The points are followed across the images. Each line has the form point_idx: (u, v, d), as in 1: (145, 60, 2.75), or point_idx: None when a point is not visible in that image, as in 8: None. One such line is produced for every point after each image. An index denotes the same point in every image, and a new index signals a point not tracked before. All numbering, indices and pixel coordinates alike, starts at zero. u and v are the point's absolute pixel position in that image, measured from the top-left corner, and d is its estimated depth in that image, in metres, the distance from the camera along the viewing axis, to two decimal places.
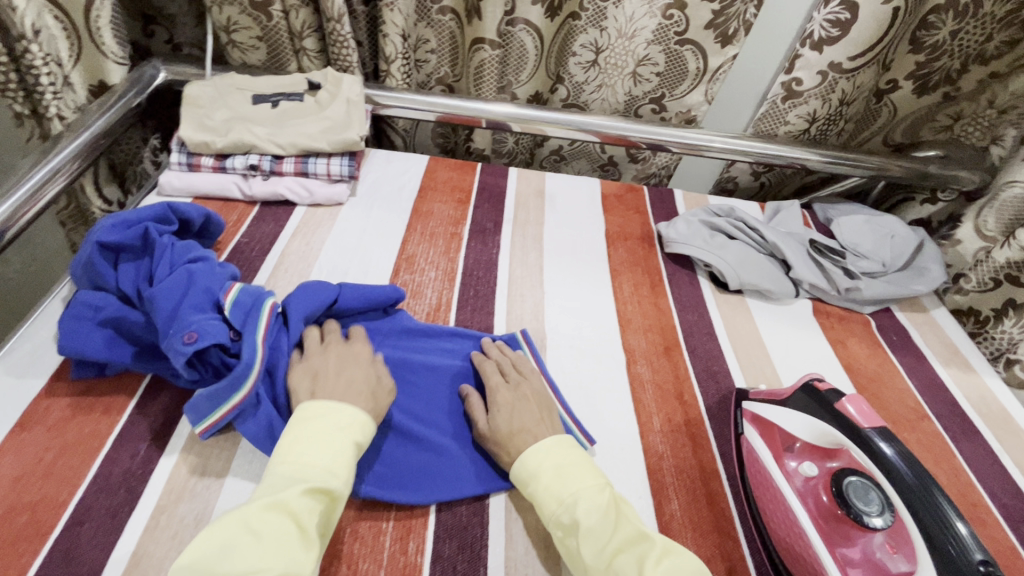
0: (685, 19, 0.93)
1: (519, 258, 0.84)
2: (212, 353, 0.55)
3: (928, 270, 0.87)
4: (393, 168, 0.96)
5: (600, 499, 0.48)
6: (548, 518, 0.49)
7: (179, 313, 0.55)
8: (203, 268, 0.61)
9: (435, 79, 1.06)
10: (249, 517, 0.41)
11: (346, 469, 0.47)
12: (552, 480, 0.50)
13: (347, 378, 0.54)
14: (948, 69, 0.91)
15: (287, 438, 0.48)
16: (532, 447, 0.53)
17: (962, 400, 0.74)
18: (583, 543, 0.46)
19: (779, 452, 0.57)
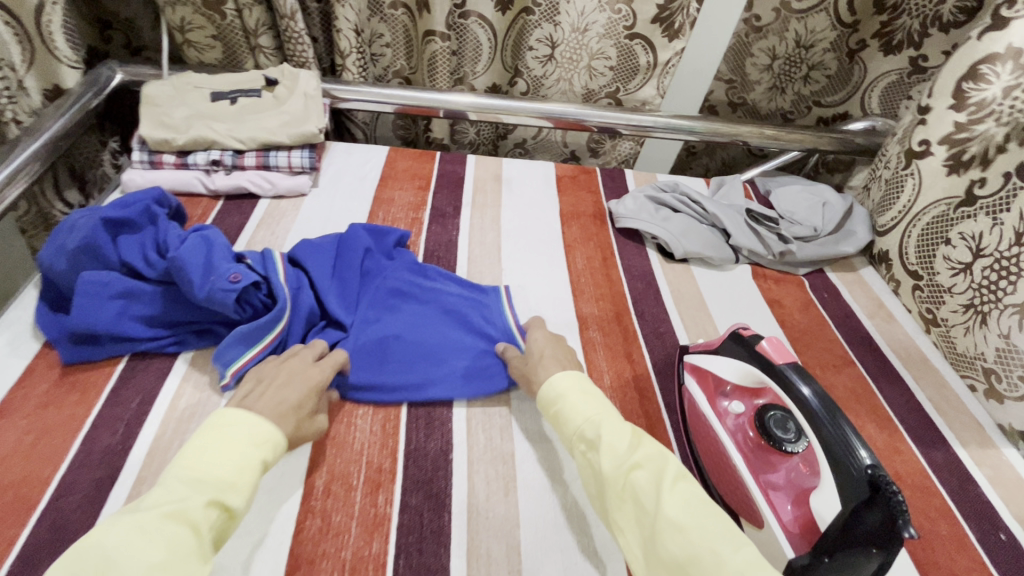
0: (633, 14, 0.99)
1: (477, 239, 0.89)
2: (250, 295, 0.64)
3: (856, 232, 0.94)
4: (354, 159, 1.00)
5: (622, 425, 0.53)
6: (571, 431, 0.54)
7: (211, 265, 0.62)
8: (211, 232, 0.67)
9: (391, 72, 1.09)
10: (143, 524, 0.39)
11: (250, 485, 0.46)
12: (579, 399, 0.56)
13: (275, 397, 0.53)
14: (909, 29, 0.97)
15: (195, 443, 0.47)
16: (566, 373, 0.59)
17: (884, 347, 0.81)
18: (603, 456, 0.50)
19: (713, 394, 0.63)
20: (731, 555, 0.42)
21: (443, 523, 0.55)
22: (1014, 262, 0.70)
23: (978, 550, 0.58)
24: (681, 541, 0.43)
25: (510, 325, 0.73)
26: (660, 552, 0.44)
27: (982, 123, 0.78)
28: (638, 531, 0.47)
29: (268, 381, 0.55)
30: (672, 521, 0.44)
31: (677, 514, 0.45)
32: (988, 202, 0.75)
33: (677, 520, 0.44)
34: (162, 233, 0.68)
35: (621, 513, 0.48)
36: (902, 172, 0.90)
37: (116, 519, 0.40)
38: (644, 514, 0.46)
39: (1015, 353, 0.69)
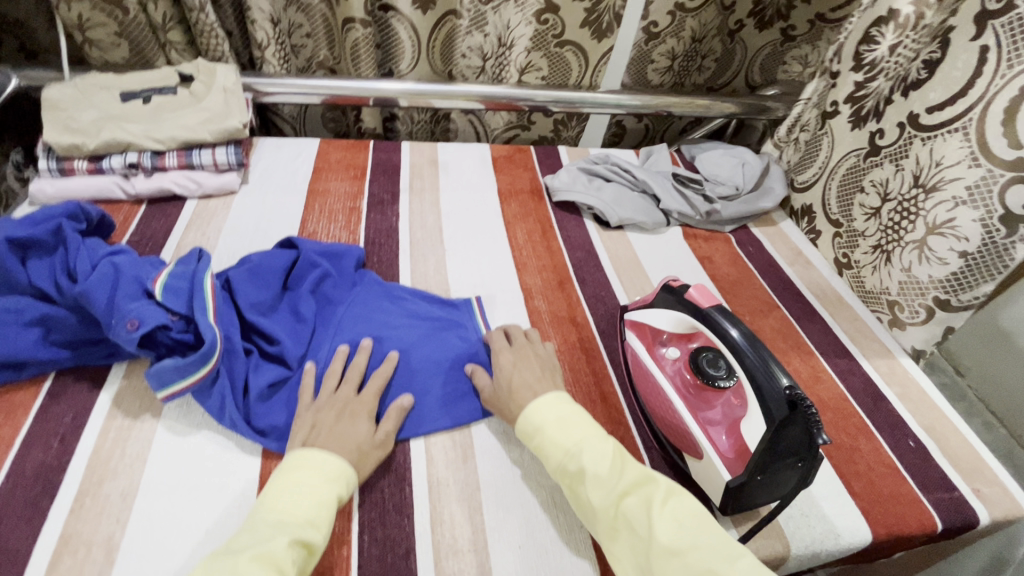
0: (560, 22, 1.01)
1: (418, 223, 0.89)
2: (161, 334, 0.58)
3: (774, 189, 1.00)
4: (284, 154, 0.98)
5: (602, 444, 0.53)
6: (553, 466, 0.53)
7: (114, 305, 0.57)
8: (127, 259, 0.62)
9: (315, 63, 1.07)
10: (235, 567, 0.41)
11: (328, 521, 0.48)
12: (556, 429, 0.54)
13: (343, 431, 0.54)
14: (778, 5, 1.08)
15: (279, 482, 0.49)
16: (542, 400, 0.57)
17: (804, 289, 0.88)
18: (590, 487, 0.50)
19: (651, 344, 0.68)
20: (727, 568, 0.43)
21: (404, 496, 0.56)
22: (914, 203, 0.77)
23: (892, 456, 0.65)
24: (678, 565, 0.44)
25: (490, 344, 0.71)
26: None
27: (875, 80, 0.86)
28: (633, 557, 0.47)
29: (326, 418, 0.56)
30: (667, 547, 0.45)
31: (670, 538, 0.45)
32: (889, 151, 0.82)
33: (670, 544, 0.45)
34: (73, 253, 0.62)
35: (618, 543, 0.49)
36: (817, 133, 0.96)
37: (216, 557, 0.42)
38: (639, 540, 0.47)
39: (916, 283, 0.77)
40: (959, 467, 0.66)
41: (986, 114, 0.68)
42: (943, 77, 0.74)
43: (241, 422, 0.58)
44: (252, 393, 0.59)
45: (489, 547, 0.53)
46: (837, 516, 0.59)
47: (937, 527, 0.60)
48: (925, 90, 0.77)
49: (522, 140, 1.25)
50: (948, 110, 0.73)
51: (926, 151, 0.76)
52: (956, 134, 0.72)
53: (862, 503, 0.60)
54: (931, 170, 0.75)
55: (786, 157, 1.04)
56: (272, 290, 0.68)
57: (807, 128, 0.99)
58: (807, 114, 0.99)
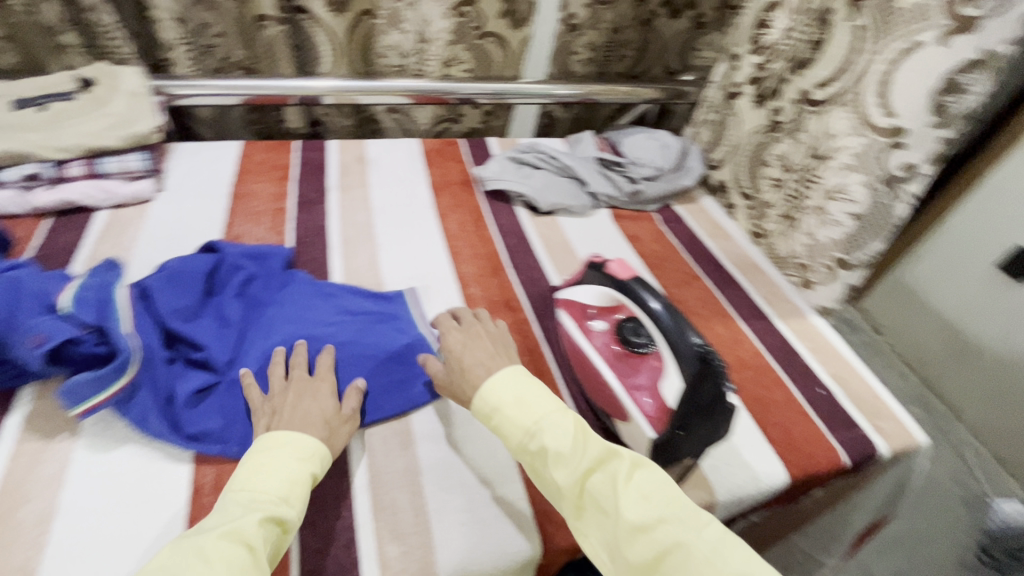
0: (479, 14, 1.04)
1: (348, 219, 0.88)
2: (70, 349, 0.56)
3: (692, 167, 1.06)
4: (202, 158, 0.95)
5: (564, 421, 0.51)
6: (514, 446, 0.51)
7: (16, 321, 0.54)
8: (28, 273, 0.59)
9: (230, 63, 1.00)
10: (201, 545, 0.39)
11: (301, 499, 0.47)
12: (513, 407, 0.52)
13: (308, 408, 0.55)
14: None
15: (247, 463, 0.48)
16: (496, 377, 0.55)
17: (723, 260, 0.94)
18: (554, 467, 0.49)
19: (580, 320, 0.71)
20: (697, 542, 0.42)
21: (343, 488, 0.56)
22: (811, 172, 0.84)
23: (804, 404, 0.71)
24: (647, 542, 0.43)
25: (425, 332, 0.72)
26: (629, 557, 0.44)
27: (771, 63, 0.92)
28: (602, 536, 0.46)
29: (291, 397, 0.56)
30: (635, 525, 0.44)
31: (638, 515, 0.44)
32: (787, 126, 0.88)
33: (639, 521, 0.44)
34: None
35: (586, 522, 0.47)
36: (727, 113, 1.02)
37: (181, 539, 0.41)
38: (607, 518, 0.45)
39: (821, 246, 0.84)
40: (862, 408, 0.72)
41: (864, 89, 0.75)
42: (828, 55, 0.81)
43: (168, 430, 0.56)
44: (178, 401, 0.57)
45: (432, 526, 0.54)
46: (756, 462, 0.64)
47: (844, 462, 0.66)
48: (812, 69, 0.84)
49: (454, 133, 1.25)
50: (831, 86, 0.80)
51: (819, 124, 0.82)
52: (840, 108, 0.79)
53: (779, 448, 0.66)
54: (823, 140, 0.81)
55: (701, 137, 1.10)
56: (194, 295, 0.66)
57: (717, 110, 1.05)
58: (715, 95, 1.06)
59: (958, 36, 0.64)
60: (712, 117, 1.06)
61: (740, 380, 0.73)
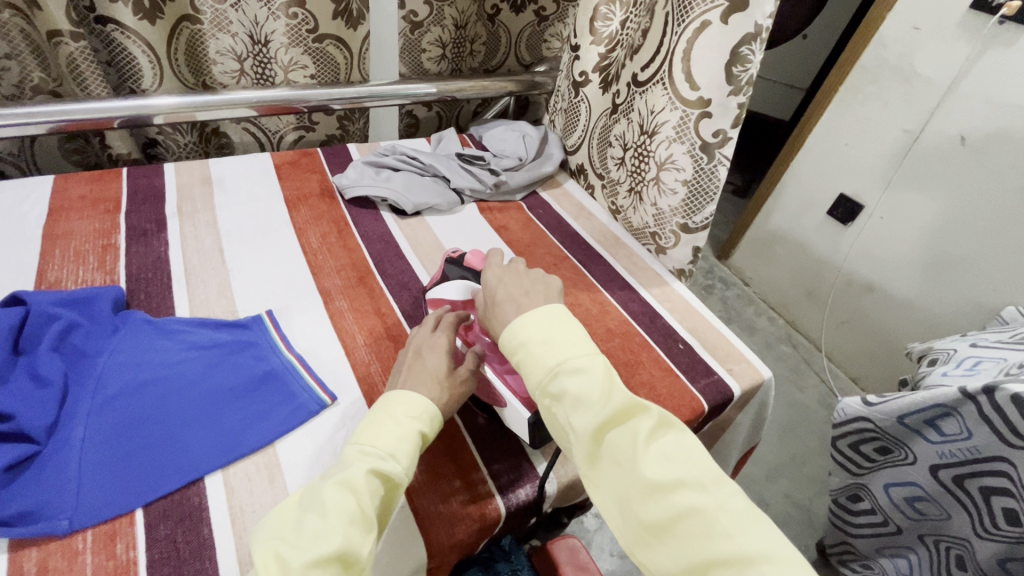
0: (311, 16, 0.98)
1: (193, 247, 0.81)
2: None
3: (552, 154, 1.10)
4: (3, 199, 0.82)
5: (589, 366, 0.48)
6: (534, 385, 0.49)
7: None
8: None
9: (29, 88, 0.90)
10: (320, 493, 0.43)
11: (408, 456, 0.49)
12: (541, 348, 0.50)
13: (421, 366, 0.58)
14: None
15: (366, 421, 0.51)
16: (527, 314, 0.52)
17: (589, 238, 0.98)
18: (573, 412, 0.46)
19: None
20: (718, 513, 0.40)
21: (203, 538, 0.52)
22: (643, 147, 0.90)
23: (667, 361, 0.77)
24: (663, 503, 0.41)
25: (287, 356, 0.68)
26: (642, 516, 0.42)
27: (616, 52, 0.98)
28: (616, 490, 0.44)
29: (406, 359, 0.59)
30: (651, 482, 0.42)
31: (658, 475, 0.42)
32: (623, 108, 0.95)
33: (659, 482, 0.42)
34: None
35: (601, 471, 0.46)
36: (575, 100, 1.07)
37: (314, 485, 0.45)
38: (622, 471, 0.43)
39: (663, 215, 0.91)
40: (717, 355, 0.80)
41: (673, 69, 0.80)
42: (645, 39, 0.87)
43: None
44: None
45: None
46: None
47: (704, 407, 0.72)
48: (640, 57, 0.90)
49: (312, 142, 1.20)
50: (652, 67, 0.86)
51: (644, 103, 0.89)
52: (659, 86, 0.85)
53: None
54: (648, 117, 0.87)
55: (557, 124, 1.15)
56: None
57: (566, 97, 1.10)
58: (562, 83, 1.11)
59: (733, 14, 0.71)
60: (563, 105, 1.12)
61: (610, 349, 0.77)
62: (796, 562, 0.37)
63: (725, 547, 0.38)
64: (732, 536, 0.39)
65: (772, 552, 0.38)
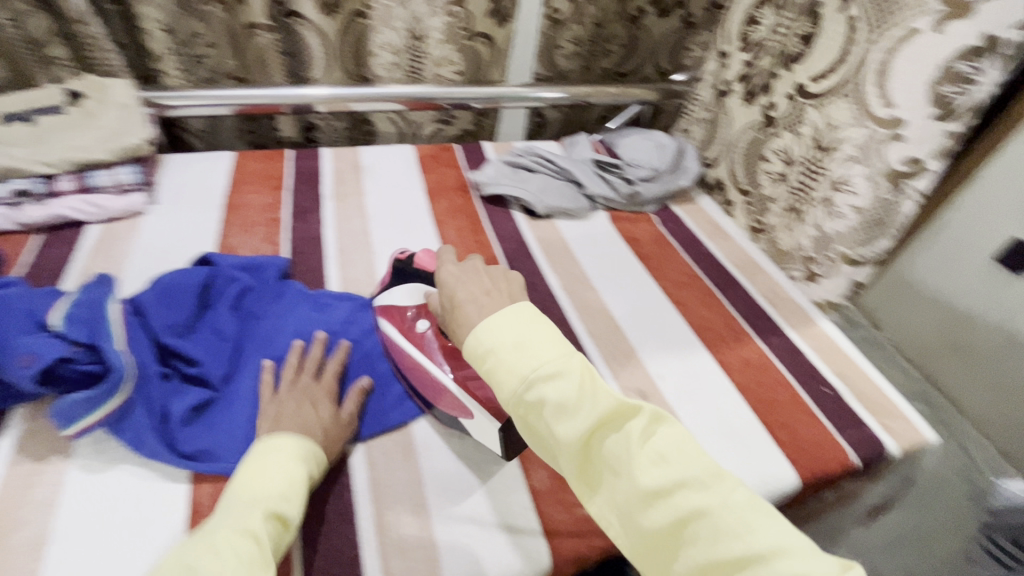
0: (468, 15, 1.03)
1: (344, 228, 0.87)
2: (63, 368, 0.54)
3: (689, 167, 1.05)
4: (194, 170, 0.93)
5: (566, 368, 0.44)
6: (508, 394, 0.45)
7: (6, 340, 0.53)
8: (18, 292, 0.58)
9: (221, 74, 0.99)
10: (212, 539, 0.41)
11: (300, 498, 0.48)
12: (512, 353, 0.46)
13: (302, 414, 0.55)
14: None
15: (248, 467, 0.49)
16: (497, 317, 0.48)
17: (724, 260, 0.93)
18: (556, 422, 0.43)
19: (402, 326, 0.67)
20: (722, 510, 0.38)
21: (347, 503, 0.55)
22: (817, 163, 0.83)
23: (812, 404, 0.71)
24: (663, 508, 0.39)
25: None
26: (642, 523, 0.40)
27: (763, 60, 0.92)
28: (611, 499, 0.42)
29: (287, 404, 0.56)
30: (649, 488, 0.40)
31: (655, 479, 0.40)
32: (783, 120, 0.88)
33: (655, 486, 0.40)
34: None
35: (595, 480, 0.43)
36: (716, 110, 1.03)
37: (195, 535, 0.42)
38: (617, 480, 0.41)
39: (827, 239, 0.83)
40: (869, 406, 0.72)
41: (863, 78, 0.76)
42: (822, 48, 0.82)
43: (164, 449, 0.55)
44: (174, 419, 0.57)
45: (440, 540, 0.53)
46: (767, 466, 0.63)
47: (854, 463, 0.65)
48: (807, 61, 0.85)
49: (446, 137, 1.24)
50: (832, 78, 0.80)
51: (820, 115, 0.82)
52: (841, 99, 0.79)
53: (789, 450, 0.65)
54: (825, 131, 0.81)
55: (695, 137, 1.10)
56: (187, 308, 0.65)
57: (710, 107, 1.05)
58: (706, 94, 1.05)
59: (953, 21, 0.66)
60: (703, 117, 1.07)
61: (745, 382, 0.72)
62: (807, 547, 0.36)
63: (733, 548, 0.37)
64: (739, 534, 0.37)
65: (785, 543, 0.36)
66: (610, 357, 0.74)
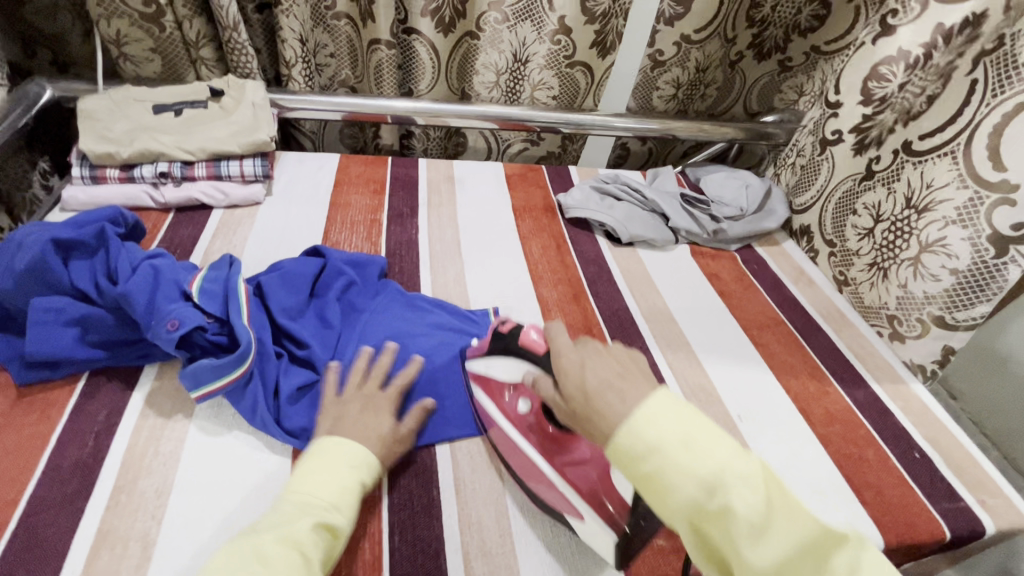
0: (572, 43, 1.06)
1: (437, 236, 0.92)
2: (197, 336, 0.60)
3: (776, 210, 1.04)
4: (306, 167, 1.01)
5: (748, 475, 0.39)
6: (683, 504, 0.39)
7: (154, 306, 0.60)
8: (166, 264, 0.64)
9: (337, 81, 1.10)
10: (259, 547, 0.43)
11: (351, 507, 0.49)
12: (684, 454, 0.40)
13: (366, 423, 0.56)
14: (777, 38, 1.15)
15: (301, 470, 0.51)
16: (648, 405, 0.42)
17: (808, 307, 0.92)
18: (742, 539, 0.37)
19: (499, 399, 0.63)
20: None
21: (432, 497, 0.58)
22: (906, 223, 0.83)
23: (900, 468, 0.68)
24: None
25: None
26: None
27: (883, 115, 0.88)
28: None
29: (352, 408, 0.57)
30: None
31: None
32: (883, 175, 0.87)
33: None
34: (115, 257, 0.64)
35: None
36: (818, 158, 0.99)
37: (242, 537, 0.44)
38: None
39: (912, 299, 0.82)
40: (963, 479, 0.68)
41: (972, 140, 0.74)
42: (937, 107, 0.79)
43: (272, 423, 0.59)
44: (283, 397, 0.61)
45: (518, 547, 0.55)
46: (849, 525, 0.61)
47: (945, 536, 0.62)
48: (919, 121, 0.82)
49: (531, 157, 1.29)
50: (941, 136, 0.78)
51: (916, 174, 0.81)
52: (945, 158, 0.77)
53: (874, 510, 0.63)
54: (923, 191, 0.80)
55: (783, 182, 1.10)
56: (299, 293, 0.70)
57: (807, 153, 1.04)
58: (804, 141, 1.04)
59: None
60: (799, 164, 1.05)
61: (829, 435, 0.71)
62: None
63: None
64: None
65: None
66: (689, 390, 0.74)
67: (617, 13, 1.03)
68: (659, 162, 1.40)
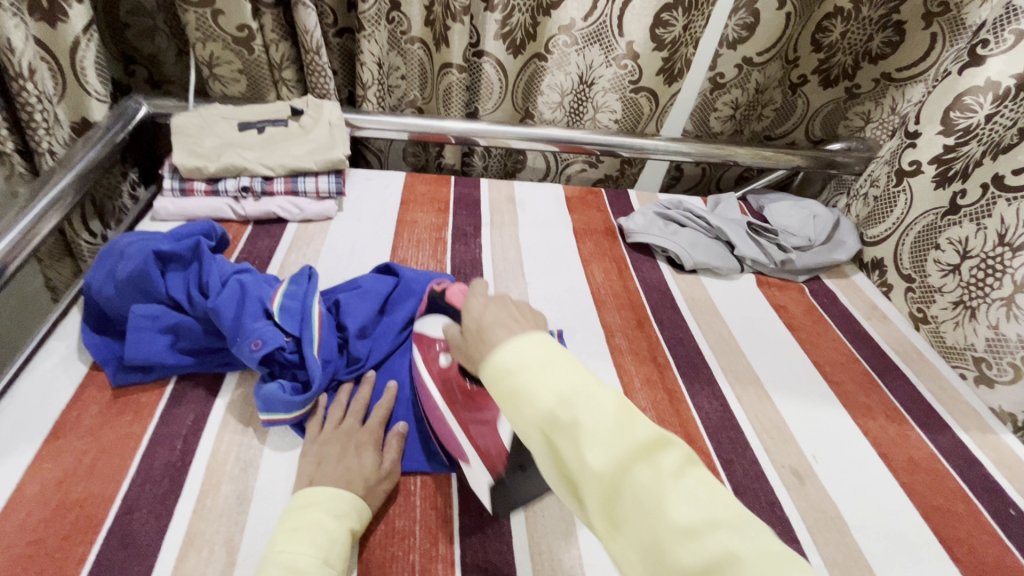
0: (638, 69, 1.07)
1: (500, 255, 0.93)
2: (277, 354, 0.62)
3: (846, 242, 1.01)
4: (373, 185, 1.04)
5: (605, 393, 0.35)
6: (535, 413, 0.35)
7: (241, 323, 0.62)
8: (252, 280, 0.67)
9: (406, 102, 1.14)
10: None
11: (341, 559, 0.47)
12: (543, 367, 0.36)
13: (349, 466, 0.55)
14: (845, 64, 1.09)
15: (286, 527, 0.47)
16: (519, 337, 0.38)
17: (883, 344, 0.88)
18: (586, 447, 0.33)
19: (427, 354, 0.63)
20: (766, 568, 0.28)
21: (502, 522, 0.57)
22: (1000, 261, 0.78)
23: (993, 523, 0.63)
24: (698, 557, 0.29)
25: None
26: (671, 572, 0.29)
27: (967, 145, 0.85)
28: (637, 545, 0.31)
29: (334, 450, 0.57)
30: (690, 533, 0.29)
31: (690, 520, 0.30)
32: (970, 210, 0.83)
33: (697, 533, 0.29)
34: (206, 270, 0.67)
35: (615, 522, 0.32)
36: (892, 190, 0.97)
37: None
38: (647, 522, 0.30)
39: (1005, 343, 0.77)
40: None
41: None
42: None
43: None
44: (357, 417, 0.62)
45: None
46: None
47: None
48: (1015, 153, 0.78)
49: (588, 178, 1.29)
50: None
51: (1013, 211, 0.78)
52: None
53: (967, 570, 0.59)
54: (1021, 229, 0.76)
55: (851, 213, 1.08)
56: (372, 310, 0.71)
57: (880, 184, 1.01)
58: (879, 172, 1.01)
59: None
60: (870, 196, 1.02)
61: (912, 483, 0.67)
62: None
63: None
64: None
65: None
66: (760, 426, 0.71)
67: (687, 40, 1.04)
68: (714, 187, 1.38)
